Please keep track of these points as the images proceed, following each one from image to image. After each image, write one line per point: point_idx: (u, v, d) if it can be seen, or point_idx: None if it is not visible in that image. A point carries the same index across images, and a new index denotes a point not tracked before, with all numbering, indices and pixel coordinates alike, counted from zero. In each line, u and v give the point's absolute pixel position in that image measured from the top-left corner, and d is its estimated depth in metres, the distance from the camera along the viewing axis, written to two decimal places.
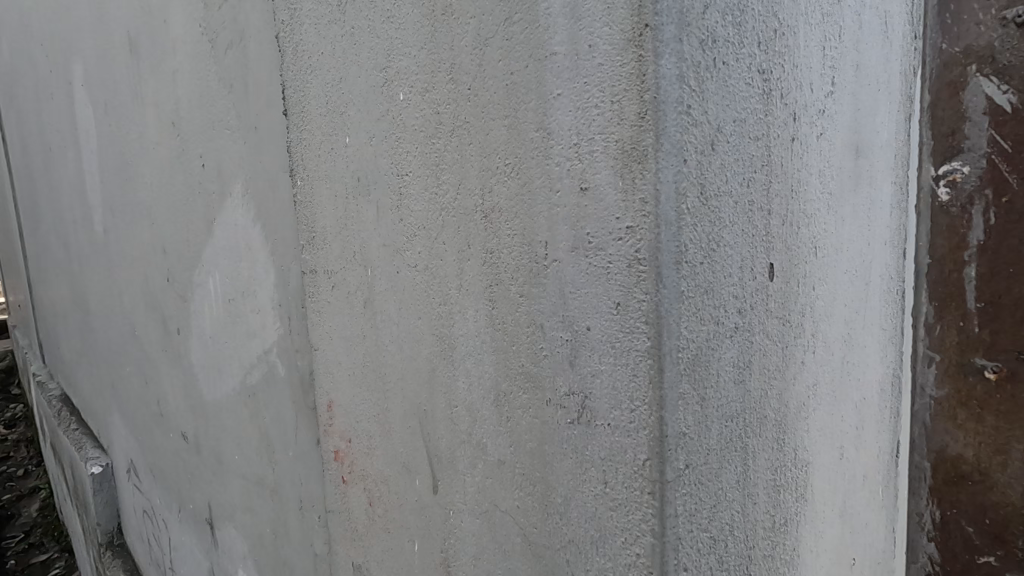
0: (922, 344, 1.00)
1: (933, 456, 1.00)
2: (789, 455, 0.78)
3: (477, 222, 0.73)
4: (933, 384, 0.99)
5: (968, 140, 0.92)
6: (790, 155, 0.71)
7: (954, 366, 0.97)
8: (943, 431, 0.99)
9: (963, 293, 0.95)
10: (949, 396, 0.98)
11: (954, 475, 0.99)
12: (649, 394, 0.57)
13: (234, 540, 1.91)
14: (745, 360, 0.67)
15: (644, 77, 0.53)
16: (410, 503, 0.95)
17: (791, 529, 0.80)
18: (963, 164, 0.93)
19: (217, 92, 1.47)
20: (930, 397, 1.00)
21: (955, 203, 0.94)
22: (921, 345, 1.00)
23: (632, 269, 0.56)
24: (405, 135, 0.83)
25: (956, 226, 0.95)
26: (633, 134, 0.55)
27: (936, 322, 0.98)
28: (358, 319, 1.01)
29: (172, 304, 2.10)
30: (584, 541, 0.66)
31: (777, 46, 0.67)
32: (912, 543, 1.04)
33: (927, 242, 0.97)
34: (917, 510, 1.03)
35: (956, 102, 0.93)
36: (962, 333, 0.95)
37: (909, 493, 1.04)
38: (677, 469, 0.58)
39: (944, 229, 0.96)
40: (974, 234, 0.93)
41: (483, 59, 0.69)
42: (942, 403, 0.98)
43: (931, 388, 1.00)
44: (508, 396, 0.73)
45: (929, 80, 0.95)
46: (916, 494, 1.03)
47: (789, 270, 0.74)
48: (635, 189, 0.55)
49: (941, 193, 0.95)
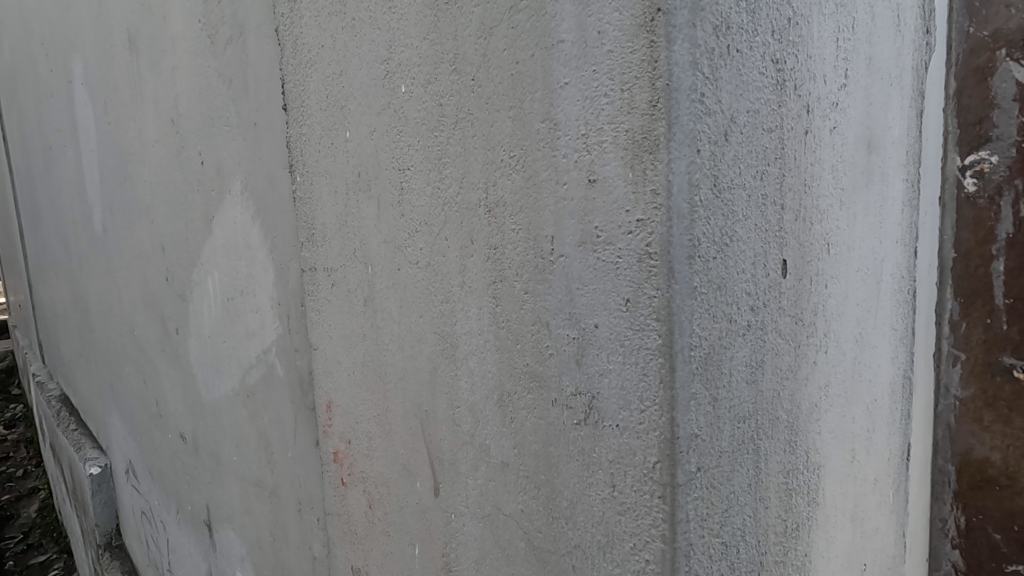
0: (945, 343, 0.99)
1: (958, 460, 1.00)
2: (801, 458, 0.76)
3: (481, 217, 0.71)
4: (957, 384, 0.99)
5: (997, 128, 0.93)
6: (803, 148, 0.69)
7: (980, 364, 0.97)
8: (968, 434, 0.98)
9: (991, 289, 0.95)
10: (974, 397, 0.97)
11: (979, 480, 0.98)
12: (659, 393, 0.55)
13: (232, 542, 1.89)
14: (758, 359, 0.65)
15: (656, 63, 0.51)
16: (410, 506, 0.93)
17: (803, 534, 0.77)
18: (991, 154, 0.94)
19: (216, 89, 1.45)
20: (954, 397, 0.99)
21: (982, 193, 0.95)
22: (945, 344, 0.99)
23: (642, 264, 0.54)
24: (406, 128, 0.81)
25: (983, 218, 0.95)
26: (644, 123, 0.53)
27: (962, 319, 0.98)
28: (358, 318, 0.99)
29: (170, 303, 2.08)
30: (591, 546, 0.64)
31: (791, 35, 0.65)
32: (935, 552, 1.04)
33: (953, 236, 0.97)
34: (940, 516, 1.03)
35: (983, 88, 0.94)
36: (989, 330, 0.96)
37: (932, 498, 1.03)
38: (689, 473, 0.56)
39: (970, 222, 0.96)
40: (1002, 226, 0.94)
41: (487, 49, 0.67)
42: (967, 404, 0.98)
43: (955, 388, 0.99)
44: (511, 396, 0.71)
45: (954, 66, 0.95)
46: (940, 499, 1.02)
47: (801, 267, 0.72)
48: (645, 180, 0.53)
49: (967, 183, 0.96)
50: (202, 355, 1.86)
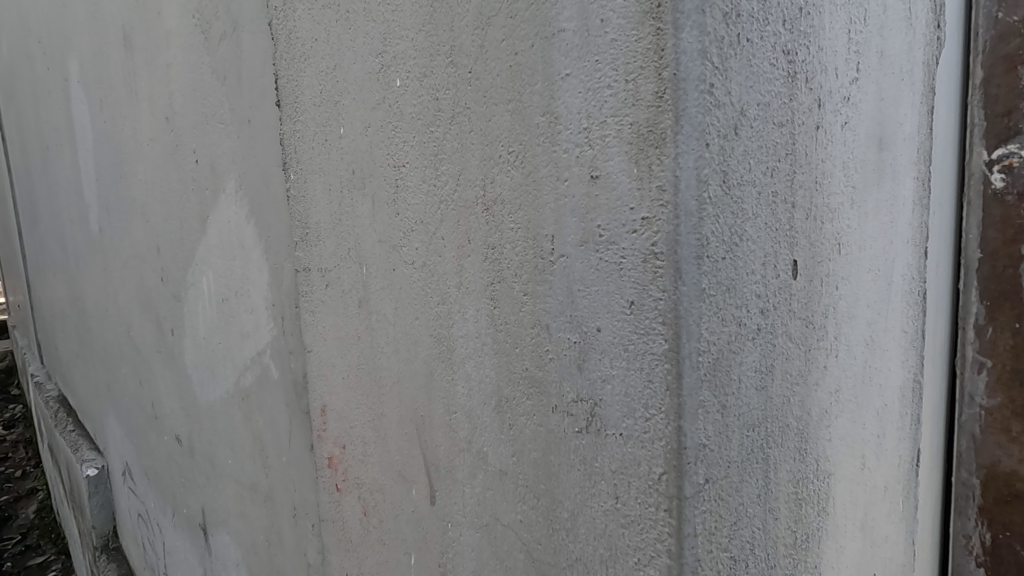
0: (971, 349, 0.98)
1: (983, 473, 0.99)
2: (811, 466, 0.73)
3: (479, 215, 0.68)
4: (983, 393, 0.98)
5: None
6: (814, 144, 0.67)
7: (1007, 372, 0.95)
8: (994, 445, 0.97)
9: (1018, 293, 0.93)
10: (1001, 406, 0.96)
11: (1006, 495, 0.97)
12: (666, 401, 0.52)
13: (227, 547, 1.86)
14: (767, 364, 0.62)
15: (662, 52, 0.49)
16: (406, 514, 0.90)
17: (813, 545, 0.74)
18: (1020, 148, 0.91)
19: (210, 85, 1.42)
20: (980, 407, 0.98)
21: (1011, 190, 0.93)
22: (970, 350, 0.98)
23: (647, 264, 0.51)
24: (402, 124, 0.78)
25: (1010, 216, 0.93)
26: (650, 115, 0.50)
27: (988, 323, 0.96)
28: (353, 320, 0.96)
29: (165, 304, 2.05)
30: (593, 560, 0.61)
31: (803, 25, 0.62)
32: (959, 568, 1.02)
33: (979, 234, 0.96)
34: (965, 532, 1.01)
35: (1012, 78, 0.91)
36: (1016, 336, 0.94)
37: (956, 513, 1.02)
38: (697, 486, 0.53)
39: (998, 220, 0.94)
40: None
41: (485, 40, 0.64)
42: (994, 414, 0.97)
43: (981, 398, 0.98)
44: (509, 402, 0.68)
45: (983, 54, 0.94)
46: (964, 514, 1.01)
47: (812, 267, 0.69)
48: (651, 176, 0.50)
49: (995, 179, 0.94)
50: (197, 357, 1.84)
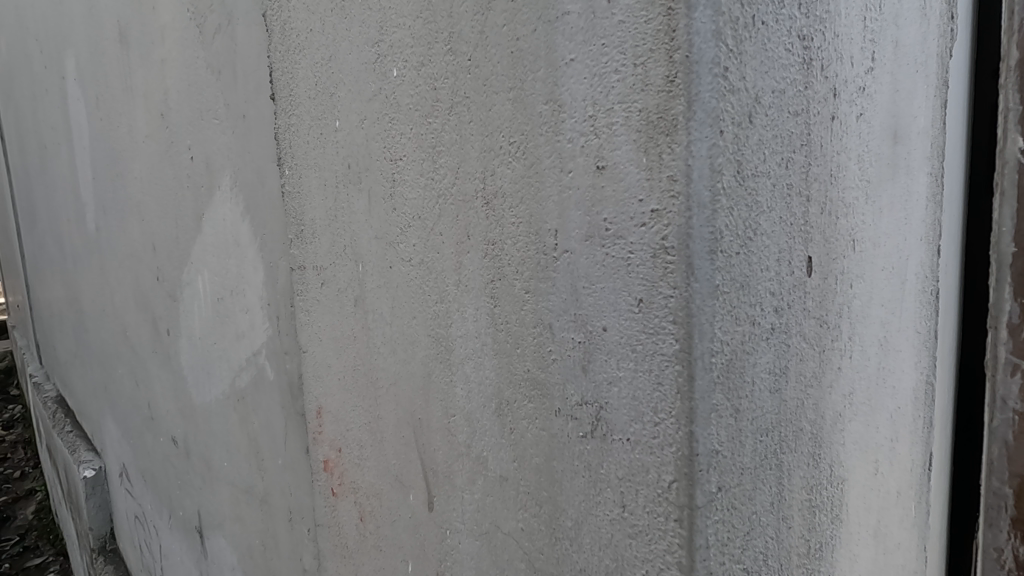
0: (1002, 349, 0.94)
1: (1016, 482, 0.93)
2: (825, 472, 0.70)
3: (478, 210, 0.65)
4: (1015, 396, 0.92)
5: None
6: (829, 135, 0.64)
7: None
8: None
9: None
10: None
11: None
12: (676, 404, 0.49)
13: (223, 550, 1.83)
14: (781, 366, 0.59)
15: (674, 33, 0.46)
16: (403, 520, 0.87)
17: (826, 554, 0.71)
18: None
19: (205, 80, 1.40)
20: (1012, 411, 0.93)
21: None
22: (1001, 350, 0.94)
23: (657, 259, 0.48)
24: (398, 115, 0.75)
25: None
26: (660, 101, 0.47)
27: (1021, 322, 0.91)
28: (348, 319, 0.93)
29: (161, 303, 2.02)
30: (598, 571, 0.58)
31: (818, 10, 0.59)
32: None
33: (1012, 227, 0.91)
34: (996, 545, 0.96)
35: None
36: None
37: (987, 524, 0.97)
38: (709, 495, 0.50)
39: None
40: None
41: (485, 25, 0.61)
42: None
43: (1013, 401, 0.93)
44: (510, 405, 0.65)
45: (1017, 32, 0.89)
46: (996, 525, 0.96)
47: (827, 264, 0.66)
48: (661, 166, 0.47)
49: None
50: (193, 357, 1.81)
